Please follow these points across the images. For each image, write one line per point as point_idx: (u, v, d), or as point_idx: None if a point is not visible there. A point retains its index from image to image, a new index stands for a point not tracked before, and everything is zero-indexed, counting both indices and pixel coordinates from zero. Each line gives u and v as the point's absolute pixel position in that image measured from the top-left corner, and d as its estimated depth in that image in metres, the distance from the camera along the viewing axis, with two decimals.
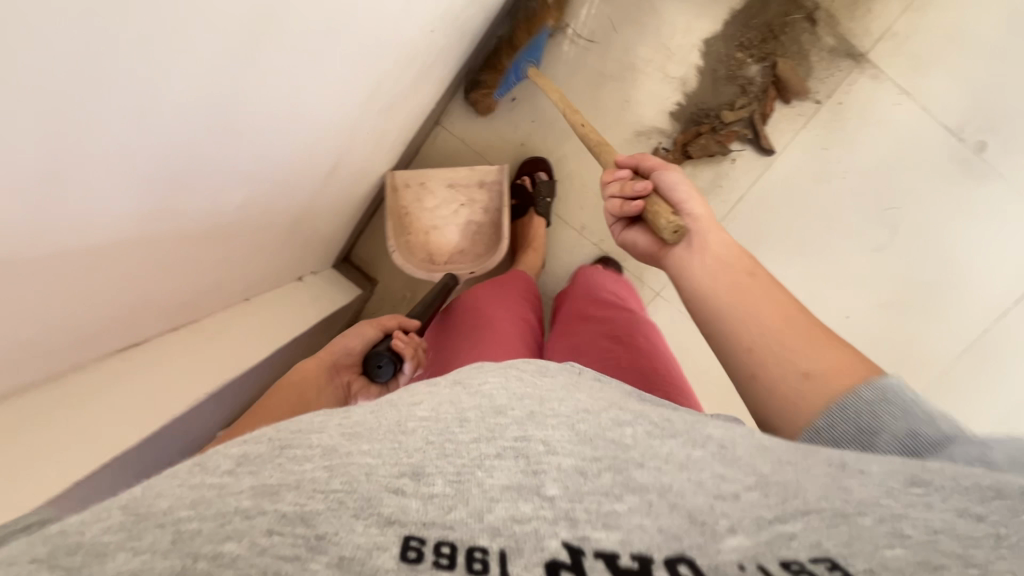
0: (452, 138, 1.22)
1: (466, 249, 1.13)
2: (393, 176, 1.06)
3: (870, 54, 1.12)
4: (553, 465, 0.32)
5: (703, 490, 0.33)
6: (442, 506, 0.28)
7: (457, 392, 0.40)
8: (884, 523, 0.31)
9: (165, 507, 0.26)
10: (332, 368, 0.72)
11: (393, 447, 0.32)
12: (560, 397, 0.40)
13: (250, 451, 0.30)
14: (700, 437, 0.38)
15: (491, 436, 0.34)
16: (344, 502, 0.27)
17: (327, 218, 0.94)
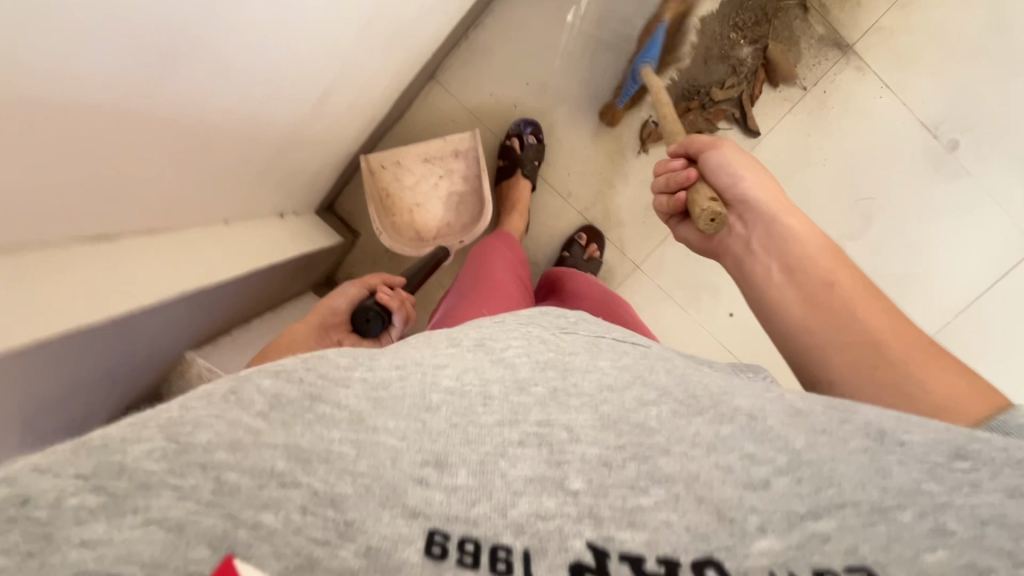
0: (446, 95, 1.14)
1: (453, 222, 1.12)
2: (368, 157, 1.04)
3: (857, 45, 1.03)
4: (577, 455, 0.32)
5: (733, 480, 0.32)
6: (467, 499, 0.29)
7: (480, 358, 0.37)
8: (925, 519, 0.30)
9: (205, 441, 0.26)
10: (323, 327, 0.72)
11: (417, 428, 0.31)
12: (585, 367, 0.38)
13: (281, 393, 0.30)
14: (728, 411, 0.36)
15: (514, 418, 0.33)
16: (371, 487, 0.28)
17: (309, 154, 0.87)
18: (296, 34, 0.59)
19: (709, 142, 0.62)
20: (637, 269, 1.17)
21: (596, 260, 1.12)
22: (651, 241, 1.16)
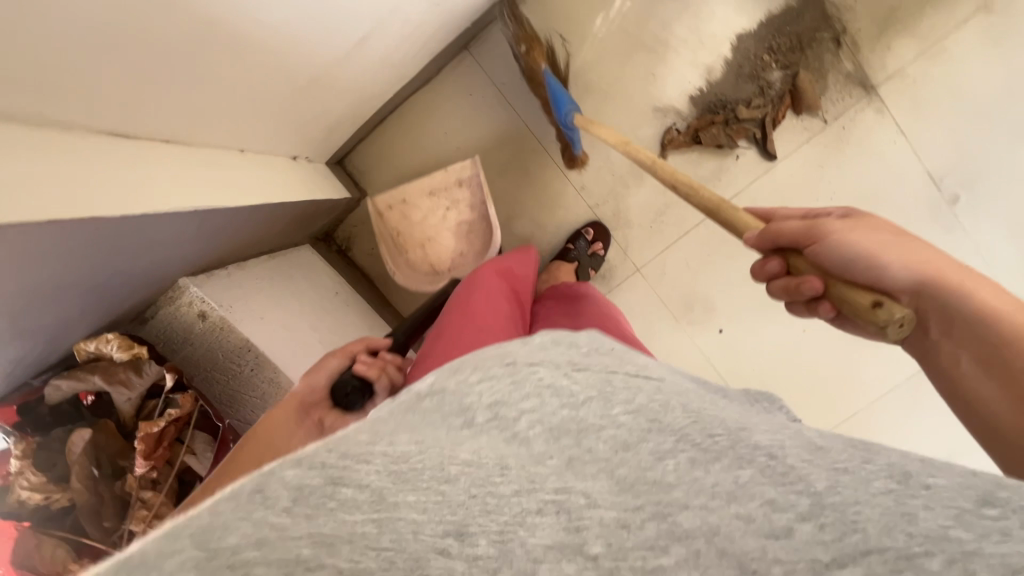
0: (465, 75, 1.22)
1: (465, 252, 1.21)
2: (375, 202, 1.18)
3: (882, 87, 1.10)
4: (595, 520, 0.32)
5: (755, 531, 0.32)
6: (486, 570, 0.29)
7: (495, 436, 0.35)
8: (954, 566, 0.30)
9: (233, 544, 0.27)
10: (300, 408, 0.66)
11: (436, 501, 0.31)
12: (602, 424, 0.36)
13: (304, 482, 0.31)
14: (747, 453, 0.36)
15: (533, 485, 0.33)
16: (395, 562, 0.29)
17: (337, 101, 1.01)
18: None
19: (805, 231, 0.51)
20: (637, 271, 1.26)
21: (599, 256, 1.21)
22: (651, 250, 1.24)
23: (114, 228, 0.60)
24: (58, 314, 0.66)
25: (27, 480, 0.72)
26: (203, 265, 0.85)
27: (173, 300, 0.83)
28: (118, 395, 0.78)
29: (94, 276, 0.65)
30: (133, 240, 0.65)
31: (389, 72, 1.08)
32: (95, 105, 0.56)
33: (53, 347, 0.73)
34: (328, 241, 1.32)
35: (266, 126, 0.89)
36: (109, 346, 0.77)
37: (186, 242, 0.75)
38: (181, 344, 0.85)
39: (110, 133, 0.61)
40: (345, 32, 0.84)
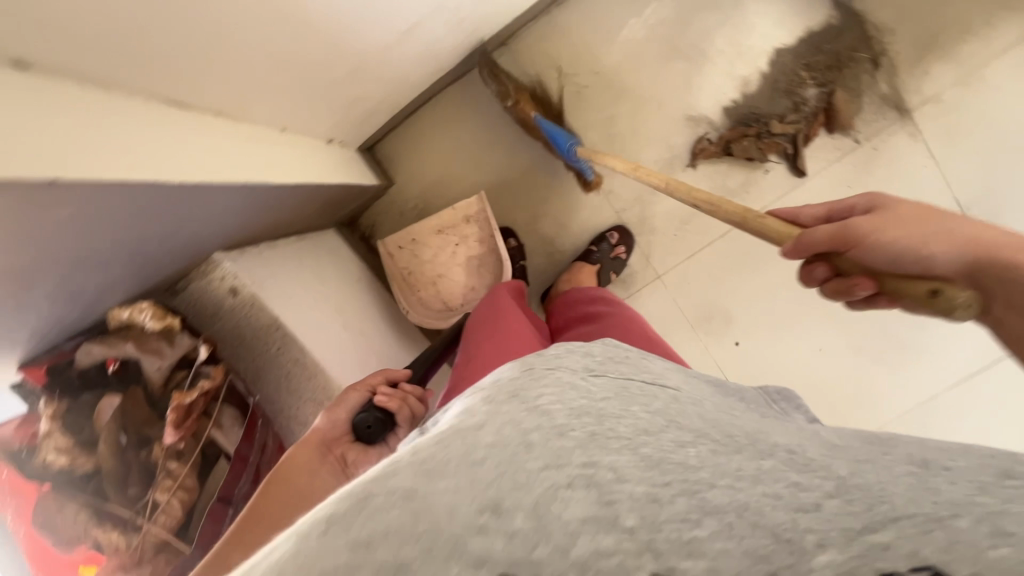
0: (484, 82, 1.29)
1: (476, 285, 1.21)
2: (386, 244, 1.23)
3: (915, 113, 1.15)
4: (626, 494, 0.32)
5: (784, 505, 0.33)
6: (527, 543, 0.30)
7: (517, 407, 0.38)
8: (982, 523, 0.30)
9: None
10: (323, 446, 0.66)
11: (467, 482, 0.32)
12: (619, 415, 0.39)
13: (338, 510, 0.31)
14: (768, 449, 0.38)
15: (559, 462, 0.33)
16: (433, 548, 0.29)
17: (375, 87, 1.06)
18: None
19: (838, 234, 0.50)
20: (659, 279, 1.28)
21: (620, 260, 1.24)
22: (675, 257, 1.26)
23: (167, 198, 0.61)
24: (104, 275, 0.66)
25: (54, 442, 0.71)
26: (238, 240, 0.85)
27: (206, 274, 0.84)
28: (148, 363, 0.76)
29: (139, 244, 0.65)
30: (181, 213, 0.66)
31: (429, 61, 1.14)
32: (165, 77, 0.60)
33: (90, 310, 0.73)
34: (352, 225, 1.35)
35: (310, 107, 0.92)
36: (143, 316, 0.76)
37: (236, 214, 0.77)
38: (210, 321, 0.85)
39: (168, 102, 0.63)
40: (394, 21, 0.91)
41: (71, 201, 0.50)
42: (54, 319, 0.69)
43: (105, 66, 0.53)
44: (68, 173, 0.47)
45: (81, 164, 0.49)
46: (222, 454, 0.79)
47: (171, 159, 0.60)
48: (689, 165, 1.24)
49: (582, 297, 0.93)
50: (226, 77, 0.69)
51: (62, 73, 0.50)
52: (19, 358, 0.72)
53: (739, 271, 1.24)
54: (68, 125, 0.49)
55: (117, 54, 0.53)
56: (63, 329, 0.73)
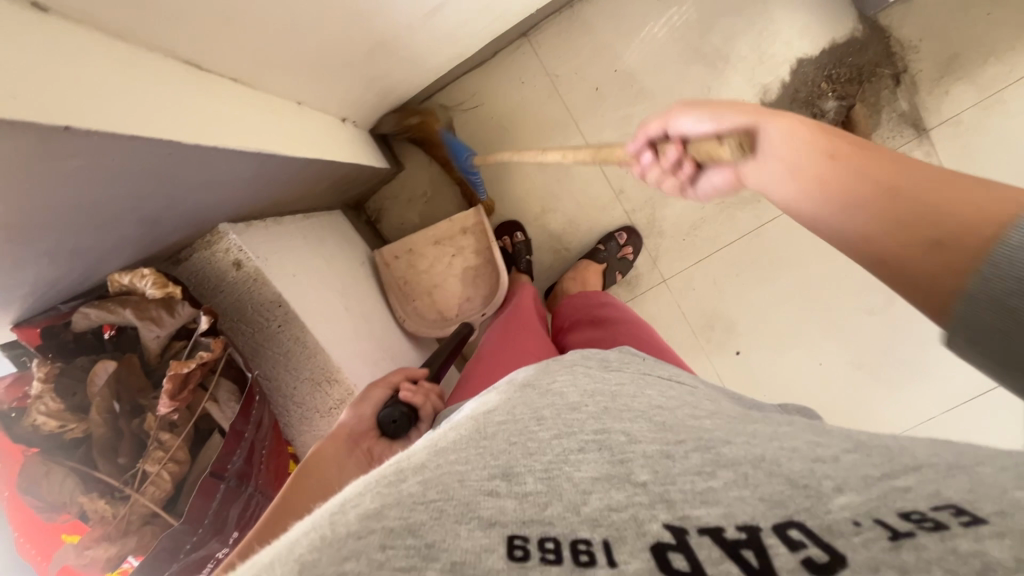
0: (501, 73, 1.30)
1: (471, 296, 1.23)
2: (382, 253, 1.24)
3: (932, 131, 1.18)
4: (639, 453, 0.34)
5: (802, 457, 0.32)
6: (538, 503, 0.29)
7: (529, 393, 0.43)
8: (1008, 471, 0.29)
9: (285, 555, 0.27)
10: (349, 439, 0.67)
11: (478, 452, 0.34)
12: (633, 396, 0.43)
13: (351, 498, 0.32)
14: (786, 423, 0.41)
15: (571, 431, 0.37)
16: (444, 510, 0.28)
17: (397, 70, 1.08)
18: None
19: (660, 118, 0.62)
20: (663, 282, 1.32)
21: (627, 260, 1.28)
22: (681, 262, 1.31)
23: (180, 160, 0.60)
24: (109, 240, 0.64)
25: (44, 406, 0.66)
26: (244, 214, 0.84)
27: (210, 245, 0.81)
28: (145, 331, 0.72)
29: (151, 209, 0.64)
30: (195, 175, 0.65)
31: (454, 51, 1.15)
32: (177, 34, 0.59)
33: (88, 273, 0.70)
34: (359, 210, 1.36)
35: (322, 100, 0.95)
36: (143, 282, 0.71)
37: (245, 185, 0.77)
38: (214, 291, 0.84)
39: (187, 64, 0.64)
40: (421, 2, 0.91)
41: (76, 150, 0.48)
42: (52, 282, 0.65)
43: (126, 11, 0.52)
44: (80, 121, 0.46)
45: (87, 113, 0.47)
46: (217, 429, 0.74)
47: (184, 122, 0.60)
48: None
49: (599, 297, 0.93)
50: (248, 47, 0.70)
51: (83, 21, 0.50)
52: (14, 317, 0.69)
53: (742, 270, 1.28)
54: (85, 68, 0.49)
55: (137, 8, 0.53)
56: (59, 292, 0.70)
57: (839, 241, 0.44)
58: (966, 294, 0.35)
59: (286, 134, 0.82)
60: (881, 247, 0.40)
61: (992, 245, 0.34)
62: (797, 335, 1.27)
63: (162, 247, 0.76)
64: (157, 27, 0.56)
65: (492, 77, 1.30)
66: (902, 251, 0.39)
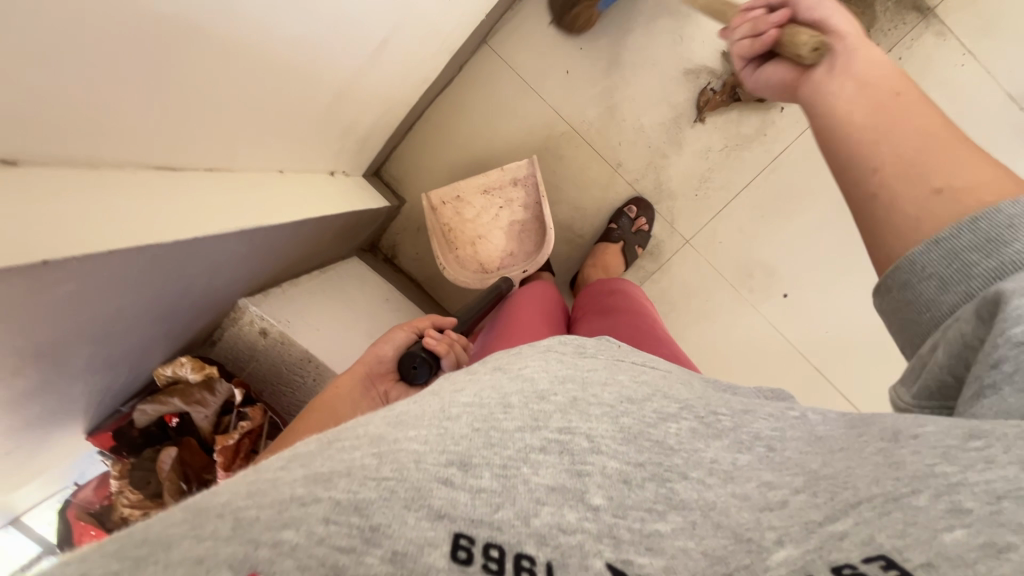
0: (473, 83, 1.35)
1: (515, 251, 1.28)
2: (431, 197, 1.23)
3: (937, 10, 1.15)
4: (597, 468, 0.35)
5: (749, 506, 0.33)
6: (490, 502, 0.31)
7: (498, 377, 0.43)
8: (940, 500, 0.28)
9: (223, 501, 0.28)
10: (369, 377, 0.75)
11: (439, 434, 0.34)
12: (603, 382, 0.44)
13: (300, 451, 0.33)
14: (748, 441, 0.39)
15: (537, 425, 0.37)
16: (395, 491, 0.30)
17: (368, 106, 1.09)
18: None
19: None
20: (687, 244, 1.36)
21: (643, 232, 1.31)
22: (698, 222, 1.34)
23: (169, 252, 0.65)
24: (130, 337, 0.77)
25: (127, 497, 0.89)
26: (257, 287, 0.98)
27: (236, 320, 0.98)
28: (196, 412, 0.93)
29: (158, 300, 0.74)
30: (190, 267, 0.73)
31: (419, 75, 1.20)
32: (170, 147, 0.67)
33: (138, 373, 0.90)
34: (374, 250, 1.45)
35: (302, 151, 0.98)
36: (183, 369, 0.91)
37: (240, 261, 0.85)
38: (248, 359, 1.02)
39: (159, 168, 0.67)
40: (364, 44, 0.91)
41: (72, 276, 0.55)
42: (103, 388, 0.83)
43: (89, 141, 0.55)
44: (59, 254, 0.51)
45: (75, 241, 0.53)
46: None
47: (171, 220, 0.65)
48: (695, 121, 1.29)
49: (592, 291, 0.99)
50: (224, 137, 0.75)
51: (48, 160, 0.53)
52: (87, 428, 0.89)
53: (761, 220, 1.31)
54: (78, 200, 0.55)
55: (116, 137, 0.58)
56: (116, 398, 0.90)
57: (855, 162, 0.48)
58: (931, 237, 0.43)
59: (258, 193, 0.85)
60: (895, 180, 0.45)
61: (979, 209, 0.41)
62: (846, 262, 1.28)
63: (188, 337, 0.94)
64: (122, 149, 0.60)
65: (471, 85, 1.35)
66: (906, 189, 0.45)
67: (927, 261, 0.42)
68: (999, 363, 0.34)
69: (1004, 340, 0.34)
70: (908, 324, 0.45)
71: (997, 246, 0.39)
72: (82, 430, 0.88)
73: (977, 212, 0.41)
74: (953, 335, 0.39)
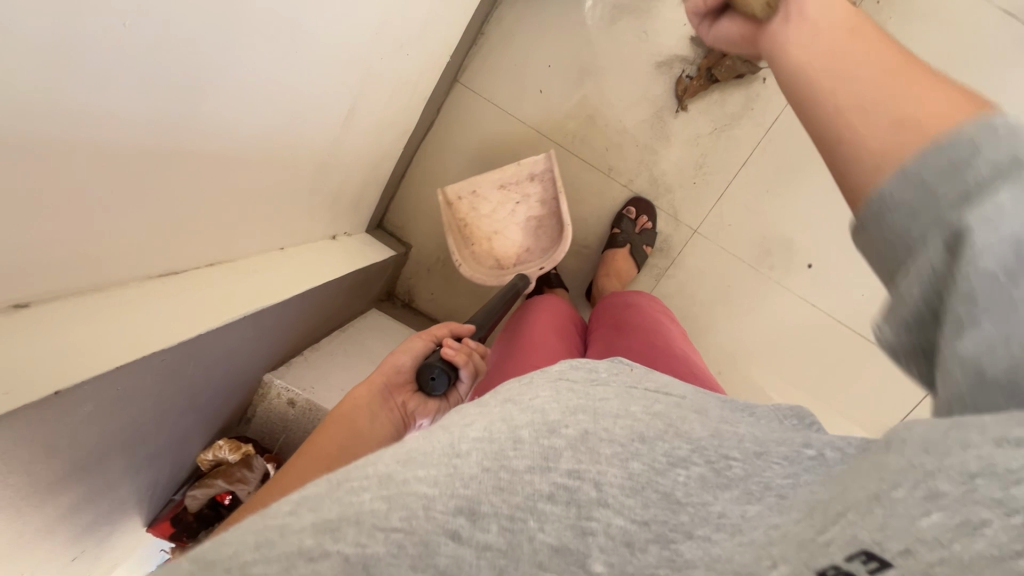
0: (453, 119, 1.42)
1: (531, 247, 1.34)
2: (446, 193, 1.27)
3: None
4: (602, 525, 0.35)
5: (751, 545, 0.33)
6: (494, 565, 0.32)
7: (508, 409, 0.45)
8: (918, 488, 0.28)
9: (231, 552, 0.29)
10: (386, 391, 0.76)
11: (447, 475, 0.36)
12: (615, 416, 0.45)
13: (309, 493, 0.35)
14: (759, 490, 0.38)
15: (546, 465, 0.38)
16: (404, 546, 0.31)
17: (349, 171, 1.13)
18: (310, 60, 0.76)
19: None
20: (695, 233, 1.39)
21: (646, 231, 1.35)
22: (700, 208, 1.37)
23: (174, 358, 0.72)
24: (159, 437, 0.83)
25: None
26: (280, 360, 1.08)
27: (265, 395, 1.07)
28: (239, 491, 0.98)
29: (178, 404, 0.81)
30: (196, 367, 0.78)
31: (396, 130, 1.25)
32: (161, 256, 0.71)
33: (183, 463, 0.97)
34: (393, 299, 1.56)
35: (297, 221, 1.03)
36: (223, 451, 1.00)
37: (250, 330, 0.88)
38: (281, 431, 1.09)
39: (159, 275, 0.73)
40: (332, 115, 0.93)
41: (86, 399, 0.59)
42: (150, 483, 0.89)
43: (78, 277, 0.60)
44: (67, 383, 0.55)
45: (79, 368, 0.58)
46: None
47: (158, 326, 0.69)
48: (678, 110, 1.33)
49: (602, 312, 1.02)
50: (214, 234, 0.79)
51: (48, 296, 0.57)
52: (148, 520, 0.95)
53: (762, 202, 1.33)
54: (71, 325, 0.59)
55: (104, 262, 0.62)
56: (168, 487, 0.97)
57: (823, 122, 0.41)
58: (900, 167, 0.36)
59: (250, 282, 0.89)
60: (861, 114, 0.39)
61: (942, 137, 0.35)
62: None
63: (226, 419, 1.02)
64: (112, 271, 0.64)
65: (453, 124, 1.42)
66: (881, 145, 0.37)
67: (899, 194, 0.36)
68: (976, 296, 0.31)
69: (976, 270, 0.31)
70: (877, 263, 0.38)
71: (958, 172, 0.33)
72: (144, 522, 0.95)
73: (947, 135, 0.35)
74: (920, 269, 0.34)
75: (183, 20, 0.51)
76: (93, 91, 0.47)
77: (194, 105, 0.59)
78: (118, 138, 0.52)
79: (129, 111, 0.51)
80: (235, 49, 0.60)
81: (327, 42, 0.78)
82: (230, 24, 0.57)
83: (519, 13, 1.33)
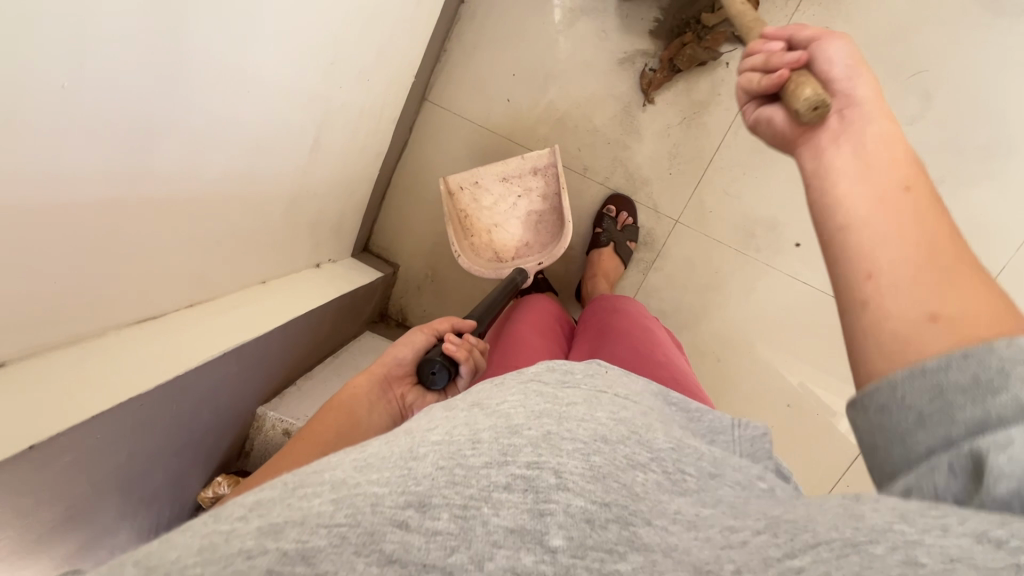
0: (438, 110, 1.41)
1: (531, 243, 1.33)
2: (450, 182, 1.26)
3: None
4: (561, 506, 0.34)
5: (710, 544, 0.33)
6: (445, 546, 0.31)
7: (474, 413, 0.43)
8: (896, 552, 0.27)
9: (173, 557, 0.30)
10: (385, 381, 0.77)
11: (401, 475, 0.35)
12: (580, 416, 0.43)
13: (264, 497, 0.34)
14: (714, 499, 0.39)
15: (504, 460, 0.37)
16: (347, 537, 0.30)
17: (325, 200, 1.12)
18: (274, 91, 0.77)
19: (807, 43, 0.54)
20: (676, 223, 1.38)
21: (628, 226, 1.35)
22: (679, 198, 1.37)
23: (156, 402, 0.72)
24: (154, 480, 0.83)
25: None
26: (272, 393, 1.07)
27: (260, 428, 1.05)
28: None
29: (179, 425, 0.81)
30: (195, 393, 0.80)
31: (366, 158, 1.24)
32: (130, 309, 0.72)
33: (184, 501, 0.95)
34: (386, 319, 1.54)
35: (271, 259, 1.02)
36: (222, 486, 0.96)
37: (234, 365, 0.87)
38: None
39: (136, 322, 0.74)
40: (300, 141, 0.91)
41: (69, 446, 0.61)
42: (155, 522, 0.88)
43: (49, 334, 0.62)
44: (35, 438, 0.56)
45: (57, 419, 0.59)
46: None
47: (138, 368, 0.70)
48: (645, 103, 1.33)
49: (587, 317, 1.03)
50: (183, 275, 0.78)
51: (28, 353, 0.60)
52: None
53: (739, 197, 1.34)
54: (44, 374, 0.61)
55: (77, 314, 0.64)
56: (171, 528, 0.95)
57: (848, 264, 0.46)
58: (919, 363, 0.38)
59: (224, 315, 0.88)
60: (890, 285, 0.43)
61: (969, 343, 0.37)
62: None
63: (223, 451, 1.00)
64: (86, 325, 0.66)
65: (434, 131, 1.42)
66: (895, 323, 0.41)
67: (910, 396, 0.38)
68: None
69: (987, 498, 0.31)
70: (877, 451, 0.39)
71: (984, 395, 0.34)
72: None
73: (969, 347, 0.37)
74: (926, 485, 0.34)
75: (122, 73, 0.51)
76: (36, 163, 0.48)
77: (149, 155, 0.59)
78: (72, 193, 0.53)
79: (83, 156, 0.52)
80: (192, 91, 0.60)
81: (282, 88, 0.78)
82: (174, 67, 0.56)
83: (477, 23, 1.35)
